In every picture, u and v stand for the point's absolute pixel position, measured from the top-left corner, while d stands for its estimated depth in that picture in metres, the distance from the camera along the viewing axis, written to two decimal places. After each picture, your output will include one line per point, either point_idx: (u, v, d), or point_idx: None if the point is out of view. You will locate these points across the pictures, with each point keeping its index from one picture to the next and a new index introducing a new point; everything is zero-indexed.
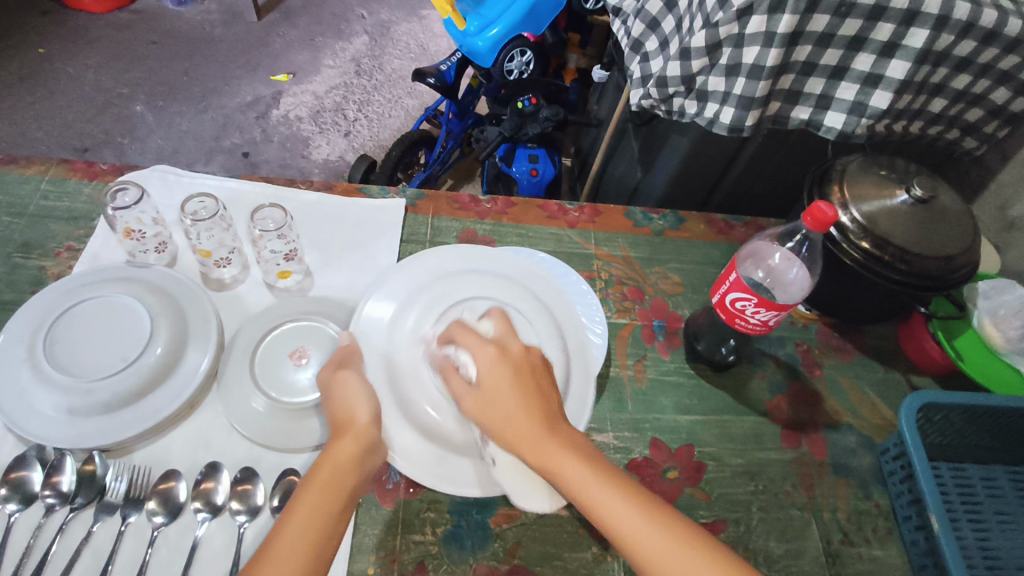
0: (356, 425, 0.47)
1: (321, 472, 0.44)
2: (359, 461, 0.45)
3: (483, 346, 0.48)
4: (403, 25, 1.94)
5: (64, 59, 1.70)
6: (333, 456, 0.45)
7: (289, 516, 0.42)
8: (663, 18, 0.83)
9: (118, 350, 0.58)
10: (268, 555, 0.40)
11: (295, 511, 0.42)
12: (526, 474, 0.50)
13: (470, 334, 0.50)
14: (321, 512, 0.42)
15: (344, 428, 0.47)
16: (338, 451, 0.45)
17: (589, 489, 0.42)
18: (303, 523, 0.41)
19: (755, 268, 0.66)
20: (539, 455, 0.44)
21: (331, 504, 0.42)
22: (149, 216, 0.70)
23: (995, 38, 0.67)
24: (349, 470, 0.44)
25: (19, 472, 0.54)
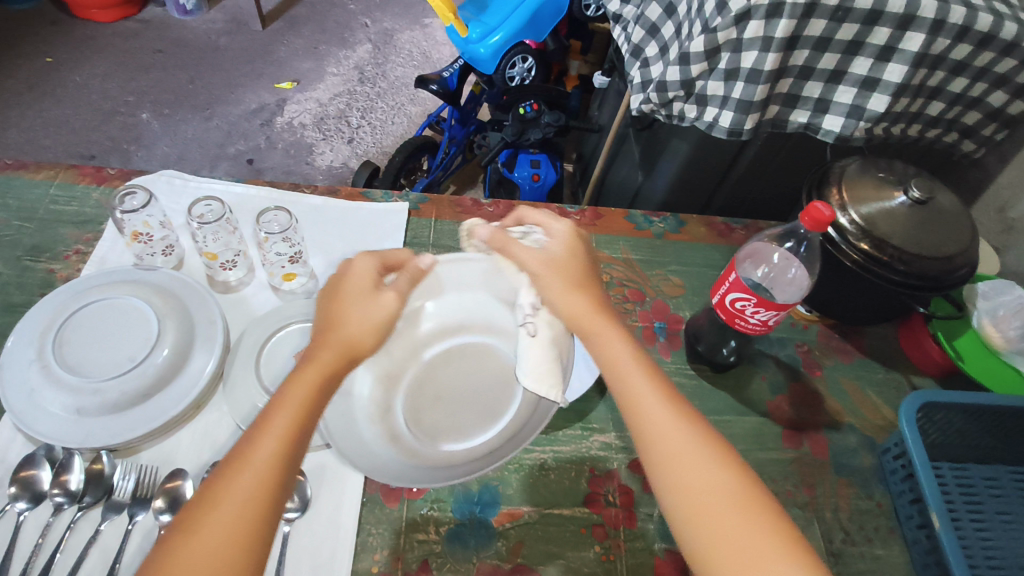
0: (342, 337, 0.47)
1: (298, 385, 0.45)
2: (337, 371, 0.46)
3: (532, 250, 0.57)
4: (406, 33, 1.96)
5: (71, 68, 1.72)
6: (310, 368, 0.46)
7: (263, 428, 0.43)
8: (662, 24, 0.84)
9: (126, 350, 0.59)
10: (240, 463, 0.41)
11: (269, 422, 0.43)
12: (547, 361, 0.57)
13: (514, 244, 0.59)
14: (296, 422, 0.43)
15: (337, 339, 0.47)
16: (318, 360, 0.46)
17: (623, 364, 0.50)
18: (276, 435, 0.42)
19: (755, 267, 0.68)
20: (585, 324, 0.53)
21: (305, 415, 0.44)
22: (155, 219, 0.71)
23: (990, 41, 0.68)
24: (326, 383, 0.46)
25: (29, 471, 0.55)
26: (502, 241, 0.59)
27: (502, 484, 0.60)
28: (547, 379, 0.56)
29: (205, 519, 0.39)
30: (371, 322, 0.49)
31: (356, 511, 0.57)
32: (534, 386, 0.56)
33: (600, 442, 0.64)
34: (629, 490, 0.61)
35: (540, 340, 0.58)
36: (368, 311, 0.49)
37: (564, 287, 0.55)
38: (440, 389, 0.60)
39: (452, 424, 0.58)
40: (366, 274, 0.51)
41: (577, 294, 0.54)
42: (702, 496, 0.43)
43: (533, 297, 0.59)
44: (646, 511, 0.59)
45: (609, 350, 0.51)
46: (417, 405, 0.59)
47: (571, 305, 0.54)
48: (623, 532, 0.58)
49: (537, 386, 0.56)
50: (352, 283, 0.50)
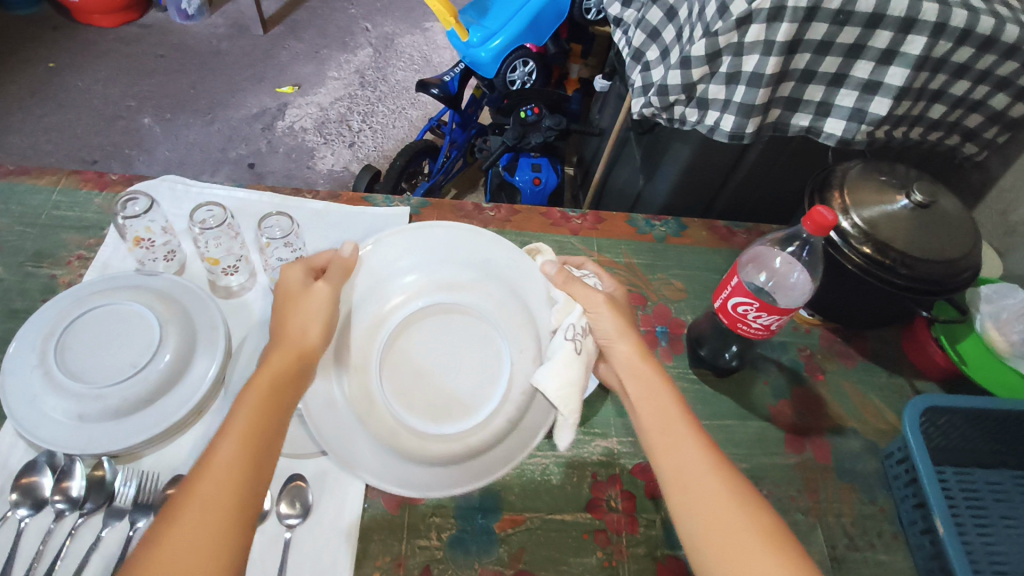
0: (289, 341, 0.51)
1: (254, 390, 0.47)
2: (293, 374, 0.49)
3: (595, 295, 0.57)
4: (407, 37, 1.96)
5: (74, 73, 1.73)
6: (263, 373, 0.48)
7: (221, 438, 0.44)
8: (663, 28, 0.85)
9: (128, 356, 0.59)
10: (202, 472, 0.42)
11: (226, 430, 0.45)
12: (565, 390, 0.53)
13: (577, 286, 0.58)
14: (253, 425, 0.45)
15: (280, 343, 0.51)
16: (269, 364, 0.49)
17: (662, 403, 0.51)
18: (235, 440, 0.44)
19: (757, 271, 0.68)
20: (630, 367, 0.54)
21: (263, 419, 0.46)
22: (157, 225, 0.71)
23: (992, 45, 0.68)
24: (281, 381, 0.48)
25: (30, 477, 0.55)
26: (568, 278, 0.58)
27: (504, 489, 0.60)
28: (572, 400, 0.54)
29: (170, 529, 0.39)
30: (311, 319, 0.53)
31: (358, 517, 0.57)
32: (561, 400, 0.53)
33: (602, 447, 0.63)
34: (631, 496, 0.60)
35: (581, 360, 0.55)
36: (314, 309, 0.53)
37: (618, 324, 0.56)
38: (427, 362, 0.60)
39: (443, 399, 0.59)
40: (297, 282, 0.55)
41: (625, 337, 0.56)
42: (726, 533, 0.44)
43: (585, 319, 0.57)
44: (648, 517, 0.59)
45: (649, 390, 0.52)
46: (405, 381, 0.59)
47: (615, 346, 0.56)
48: (626, 537, 0.58)
49: (565, 404, 0.53)
50: (291, 291, 0.54)
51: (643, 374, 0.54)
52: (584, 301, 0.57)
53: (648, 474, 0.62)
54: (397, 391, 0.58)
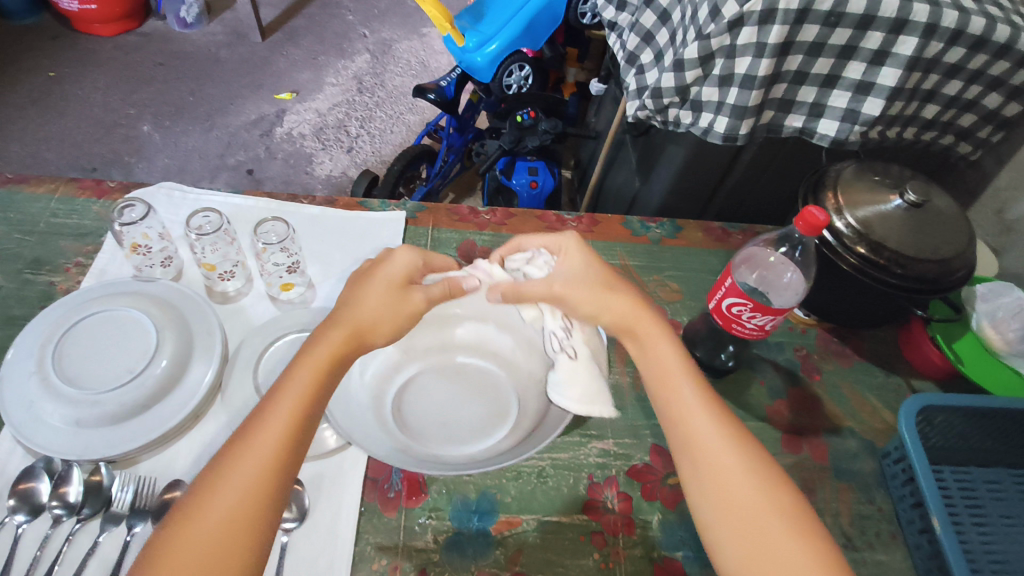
0: (350, 320, 0.51)
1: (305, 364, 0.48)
2: (342, 355, 0.50)
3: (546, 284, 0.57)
4: (404, 42, 1.98)
5: (73, 82, 1.74)
6: (319, 351, 0.49)
7: (269, 408, 0.46)
8: (657, 31, 0.85)
9: (125, 362, 0.59)
10: (247, 445, 0.44)
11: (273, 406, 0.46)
12: (584, 398, 0.55)
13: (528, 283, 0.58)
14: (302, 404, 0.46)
15: (348, 319, 0.51)
16: (320, 341, 0.50)
17: (668, 368, 0.53)
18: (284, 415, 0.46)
19: (750, 272, 0.68)
20: (632, 324, 0.55)
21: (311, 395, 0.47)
22: (154, 231, 0.72)
23: (985, 44, 0.68)
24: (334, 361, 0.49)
25: (27, 484, 0.55)
26: (515, 289, 0.58)
27: (501, 492, 0.60)
28: (596, 400, 0.55)
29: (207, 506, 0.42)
30: (389, 310, 0.52)
31: (355, 520, 0.57)
32: (584, 410, 0.55)
33: (598, 448, 0.63)
34: (628, 497, 0.60)
35: (581, 362, 0.56)
36: (386, 295, 0.53)
37: (594, 294, 0.55)
38: (439, 397, 0.62)
39: (460, 432, 0.60)
40: (406, 266, 0.54)
41: (609, 298, 0.55)
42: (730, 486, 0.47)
43: (563, 319, 0.58)
44: (644, 518, 0.59)
45: (656, 354, 0.54)
46: (422, 414, 0.61)
47: (611, 303, 0.55)
48: (623, 538, 0.58)
49: (590, 409, 0.55)
50: (362, 276, 0.54)
51: (639, 335, 0.55)
52: (547, 301, 0.57)
53: (645, 475, 0.62)
54: (416, 426, 0.60)
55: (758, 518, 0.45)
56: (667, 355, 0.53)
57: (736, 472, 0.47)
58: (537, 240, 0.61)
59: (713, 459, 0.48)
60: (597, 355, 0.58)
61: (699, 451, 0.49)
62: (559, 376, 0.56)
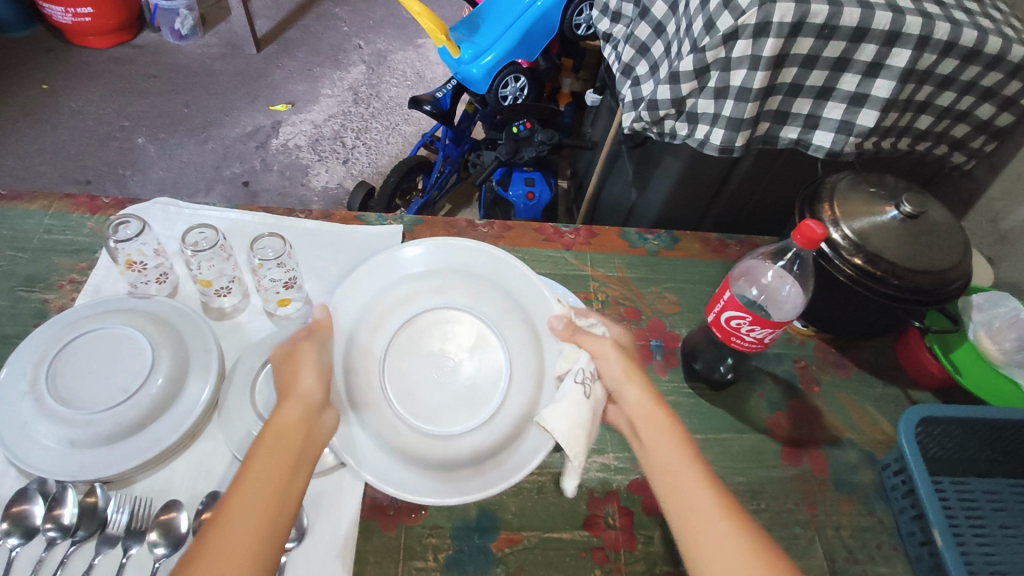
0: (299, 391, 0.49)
1: (267, 439, 0.46)
2: (301, 428, 0.47)
3: (602, 341, 0.56)
4: (400, 53, 1.98)
5: (67, 95, 1.73)
6: (274, 428, 0.47)
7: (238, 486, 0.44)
8: (652, 44, 0.86)
9: (120, 381, 0.58)
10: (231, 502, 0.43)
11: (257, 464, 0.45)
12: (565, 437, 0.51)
13: (585, 334, 0.57)
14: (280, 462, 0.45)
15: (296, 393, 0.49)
16: (284, 413, 0.48)
17: (672, 460, 0.49)
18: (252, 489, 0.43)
19: (749, 286, 0.68)
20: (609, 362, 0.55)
21: (279, 461, 0.45)
22: (150, 247, 0.70)
23: (976, 56, 0.69)
24: (293, 431, 0.47)
25: (21, 506, 0.54)
26: (572, 331, 0.57)
27: (501, 509, 0.59)
28: (578, 442, 0.51)
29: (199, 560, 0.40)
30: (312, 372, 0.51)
31: (354, 539, 0.56)
32: (562, 440, 0.51)
33: (599, 462, 0.63)
34: (629, 512, 0.60)
35: (591, 404, 0.53)
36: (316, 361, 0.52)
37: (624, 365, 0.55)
38: (419, 378, 0.60)
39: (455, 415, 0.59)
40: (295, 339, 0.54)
41: (632, 380, 0.54)
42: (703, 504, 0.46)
43: (592, 366, 0.55)
44: (646, 534, 0.59)
45: (659, 446, 0.50)
46: (410, 395, 0.59)
47: (631, 391, 0.54)
48: (624, 554, 0.57)
49: (568, 443, 0.51)
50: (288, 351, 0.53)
51: (649, 423, 0.51)
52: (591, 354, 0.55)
53: (645, 490, 0.62)
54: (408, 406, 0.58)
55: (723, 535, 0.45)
56: (671, 445, 0.50)
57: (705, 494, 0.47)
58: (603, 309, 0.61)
59: (720, 554, 0.44)
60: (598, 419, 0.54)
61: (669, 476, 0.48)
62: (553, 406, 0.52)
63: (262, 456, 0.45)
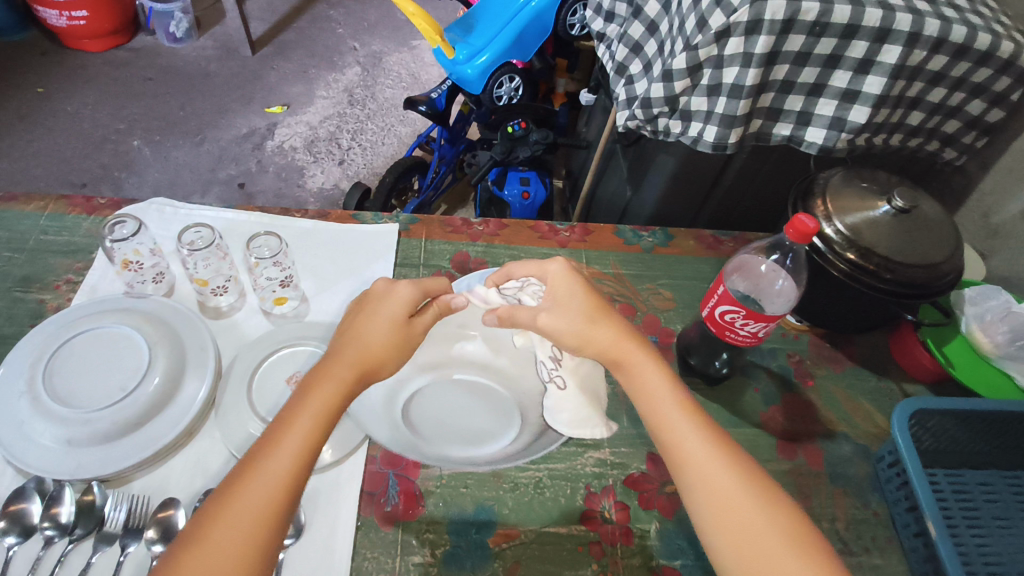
0: (359, 349, 0.52)
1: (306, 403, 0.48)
2: (352, 382, 0.50)
3: (534, 317, 0.57)
4: (395, 55, 1.99)
5: (62, 98, 1.73)
6: (327, 387, 0.49)
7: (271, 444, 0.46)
8: (645, 42, 0.86)
9: (117, 380, 0.59)
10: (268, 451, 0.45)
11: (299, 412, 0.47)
12: (572, 425, 0.58)
13: (520, 311, 0.59)
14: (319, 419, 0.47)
15: (353, 355, 0.52)
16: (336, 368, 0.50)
17: (651, 388, 0.53)
18: (286, 453, 0.45)
19: (742, 280, 0.68)
20: (615, 353, 0.55)
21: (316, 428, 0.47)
22: (146, 247, 0.71)
23: (966, 52, 0.70)
24: (341, 388, 0.50)
25: (17, 505, 0.53)
26: (510, 312, 0.59)
27: (498, 504, 0.60)
28: (586, 426, 0.58)
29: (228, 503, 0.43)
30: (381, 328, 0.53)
31: (351, 536, 0.56)
32: (573, 433, 0.57)
33: (595, 458, 0.63)
34: (625, 506, 0.60)
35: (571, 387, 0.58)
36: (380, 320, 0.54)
37: (579, 327, 0.56)
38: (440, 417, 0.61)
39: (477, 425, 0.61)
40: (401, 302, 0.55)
41: (596, 324, 0.56)
42: (724, 490, 0.47)
43: (551, 349, 0.61)
44: (643, 528, 0.59)
45: (641, 380, 0.54)
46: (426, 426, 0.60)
47: (597, 339, 0.56)
48: (620, 548, 0.58)
49: (580, 432, 0.58)
50: (372, 298, 0.56)
51: (626, 364, 0.55)
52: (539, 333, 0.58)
53: (641, 484, 0.62)
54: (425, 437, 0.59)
55: (751, 525, 0.45)
56: (648, 376, 0.54)
57: (723, 478, 0.48)
58: (525, 268, 0.61)
59: (692, 462, 0.49)
60: (589, 378, 0.60)
61: (688, 463, 0.49)
62: (550, 403, 0.58)
63: (313, 399, 0.48)
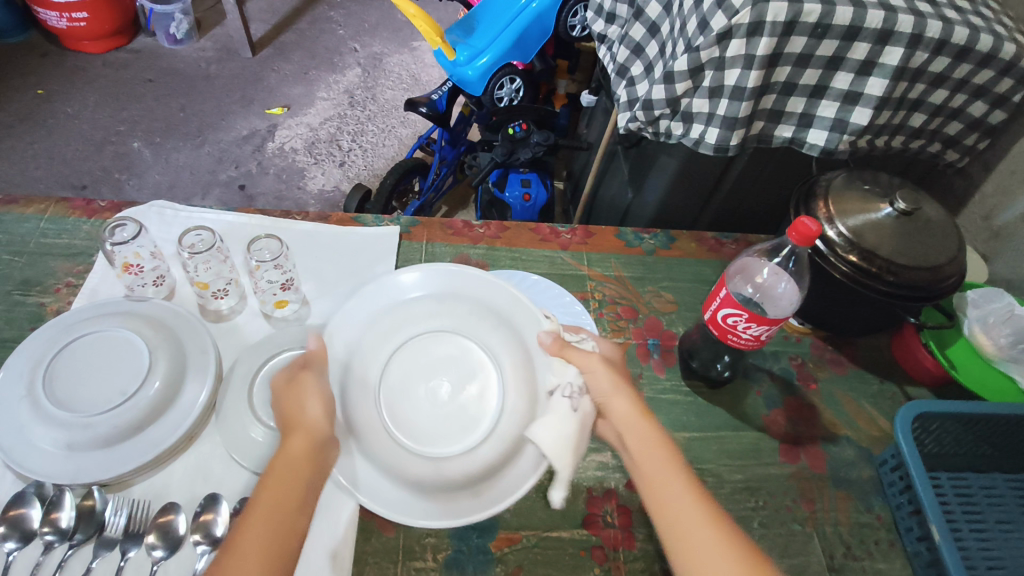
0: (303, 422, 0.50)
1: (276, 473, 0.47)
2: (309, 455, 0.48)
3: (590, 356, 0.54)
4: (395, 56, 1.99)
5: (62, 100, 1.73)
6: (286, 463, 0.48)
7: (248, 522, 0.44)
8: (647, 44, 0.86)
9: (117, 384, 0.58)
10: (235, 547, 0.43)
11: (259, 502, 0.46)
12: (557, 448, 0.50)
13: (574, 351, 0.55)
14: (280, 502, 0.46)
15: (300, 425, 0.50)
16: (290, 446, 0.48)
17: (652, 458, 0.49)
18: (265, 518, 0.45)
19: (745, 283, 0.68)
20: (628, 427, 0.51)
21: (288, 494, 0.46)
22: (146, 250, 0.71)
23: (968, 54, 0.70)
24: (301, 464, 0.48)
25: (17, 510, 0.53)
26: (560, 345, 0.55)
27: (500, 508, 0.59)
28: (565, 455, 0.50)
29: None
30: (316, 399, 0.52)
31: (352, 541, 0.56)
32: (550, 455, 0.50)
33: (597, 462, 0.63)
34: (627, 510, 0.60)
35: (579, 418, 0.52)
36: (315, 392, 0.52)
37: (613, 380, 0.53)
38: (426, 419, 0.58)
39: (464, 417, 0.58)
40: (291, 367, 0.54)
41: (620, 391, 0.53)
42: None
43: (580, 378, 0.54)
44: (645, 532, 0.59)
45: (646, 452, 0.50)
46: (411, 431, 0.57)
47: (617, 401, 0.53)
48: (622, 553, 0.57)
49: (556, 458, 0.50)
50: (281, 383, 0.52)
51: (635, 434, 0.51)
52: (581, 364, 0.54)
53: None
54: (414, 436, 0.57)
55: None
56: (651, 444, 0.50)
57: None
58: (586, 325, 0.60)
59: (697, 554, 0.44)
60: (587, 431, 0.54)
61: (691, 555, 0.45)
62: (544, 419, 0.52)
63: (274, 485, 0.46)
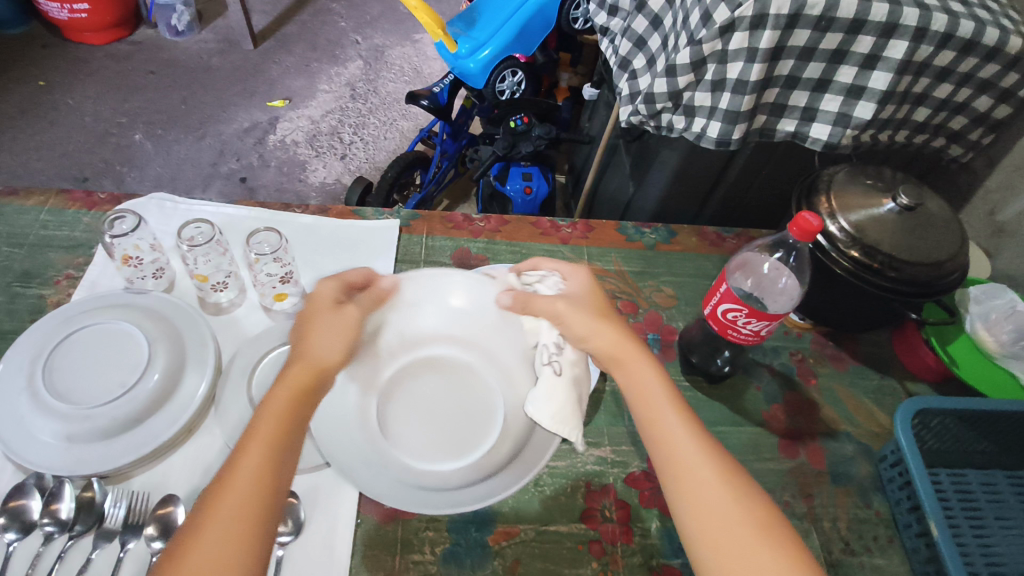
0: (309, 354, 0.49)
1: (275, 401, 0.46)
2: (312, 386, 0.48)
3: (554, 301, 0.56)
4: (397, 48, 1.98)
5: (63, 91, 1.73)
6: (284, 388, 0.47)
7: (249, 440, 0.44)
8: (649, 37, 0.85)
9: (116, 376, 0.58)
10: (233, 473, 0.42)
11: (255, 432, 0.44)
12: (555, 418, 0.53)
13: (538, 300, 0.57)
14: (280, 430, 0.45)
15: (306, 357, 0.49)
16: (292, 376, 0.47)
17: (651, 396, 0.51)
18: (262, 445, 0.44)
19: (745, 278, 0.68)
20: (617, 353, 0.53)
21: (286, 426, 0.45)
22: (146, 242, 0.71)
23: (974, 47, 0.69)
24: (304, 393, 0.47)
25: (18, 501, 0.54)
26: (525, 298, 0.58)
27: (497, 501, 0.60)
28: (570, 421, 0.53)
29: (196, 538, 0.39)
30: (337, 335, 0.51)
31: (350, 534, 0.56)
32: (556, 429, 0.52)
33: (595, 456, 0.63)
34: (625, 505, 0.60)
35: (567, 379, 0.56)
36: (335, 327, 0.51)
37: (587, 320, 0.54)
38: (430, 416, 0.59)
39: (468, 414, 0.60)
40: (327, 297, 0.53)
41: (603, 321, 0.54)
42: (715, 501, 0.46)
43: (557, 335, 0.58)
44: (643, 526, 0.59)
45: (639, 381, 0.52)
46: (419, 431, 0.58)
47: (600, 333, 0.54)
48: (620, 547, 0.58)
49: (562, 428, 0.52)
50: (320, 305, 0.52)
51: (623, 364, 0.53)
52: (550, 318, 0.57)
53: (641, 482, 0.62)
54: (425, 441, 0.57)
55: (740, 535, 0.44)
56: (647, 379, 0.52)
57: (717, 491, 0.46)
58: (551, 263, 0.62)
59: (688, 471, 0.47)
60: (582, 387, 0.57)
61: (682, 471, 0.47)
62: (538, 392, 0.55)
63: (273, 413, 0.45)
